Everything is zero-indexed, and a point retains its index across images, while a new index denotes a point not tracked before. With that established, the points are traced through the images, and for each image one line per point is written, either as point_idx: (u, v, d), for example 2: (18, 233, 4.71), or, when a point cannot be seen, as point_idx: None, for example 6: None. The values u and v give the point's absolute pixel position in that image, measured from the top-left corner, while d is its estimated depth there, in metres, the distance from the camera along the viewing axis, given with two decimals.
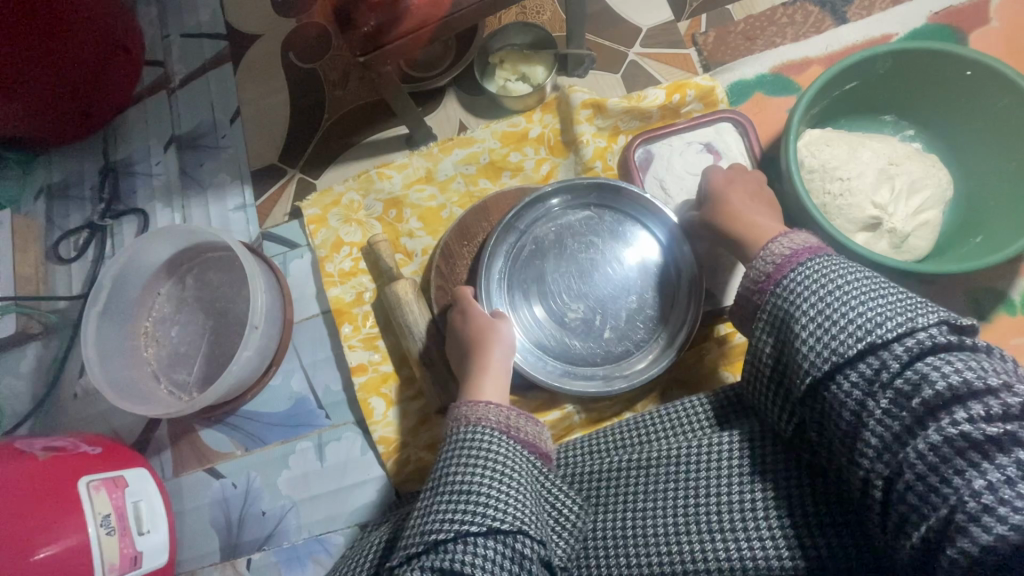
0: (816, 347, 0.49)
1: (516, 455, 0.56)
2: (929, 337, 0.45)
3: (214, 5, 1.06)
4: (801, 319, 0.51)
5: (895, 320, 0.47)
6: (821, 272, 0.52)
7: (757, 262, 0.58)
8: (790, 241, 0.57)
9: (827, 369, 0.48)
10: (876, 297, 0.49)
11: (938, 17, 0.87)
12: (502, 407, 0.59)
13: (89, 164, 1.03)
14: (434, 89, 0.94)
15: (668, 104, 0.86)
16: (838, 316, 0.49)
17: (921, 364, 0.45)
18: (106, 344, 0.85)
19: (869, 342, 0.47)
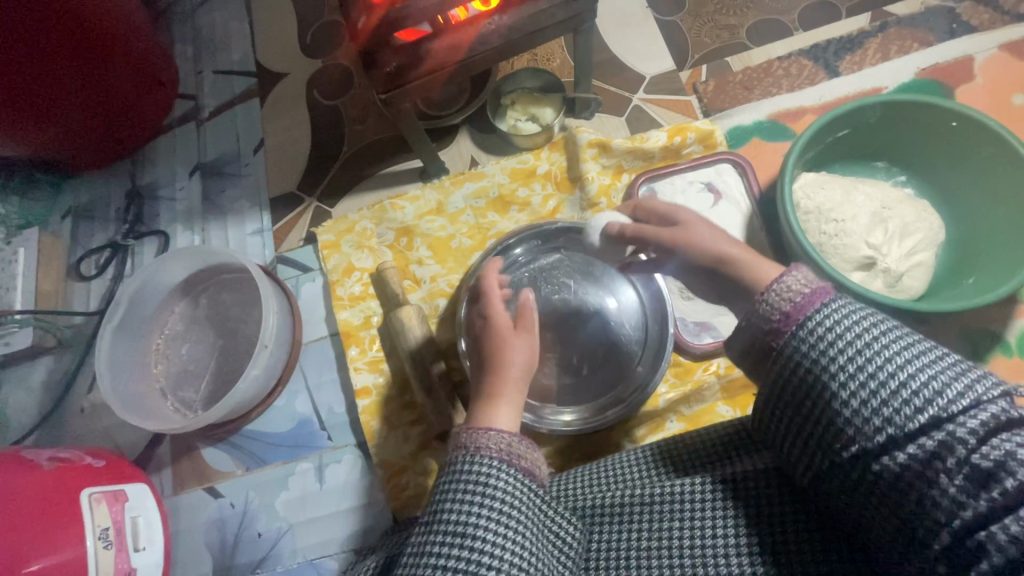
0: (866, 413, 0.42)
1: (522, 488, 0.51)
2: (999, 410, 0.40)
3: (247, 46, 1.14)
4: (840, 376, 0.44)
5: (959, 389, 0.40)
6: (855, 319, 0.45)
7: (766, 297, 0.49)
8: (804, 276, 0.49)
9: (881, 440, 0.41)
10: (931, 357, 0.42)
11: (926, 73, 0.92)
12: (506, 435, 0.54)
13: (117, 187, 1.08)
14: (449, 127, 1.00)
15: (670, 146, 0.90)
16: (890, 379, 0.42)
17: (995, 443, 0.39)
18: (117, 358, 0.87)
19: (934, 413, 0.40)
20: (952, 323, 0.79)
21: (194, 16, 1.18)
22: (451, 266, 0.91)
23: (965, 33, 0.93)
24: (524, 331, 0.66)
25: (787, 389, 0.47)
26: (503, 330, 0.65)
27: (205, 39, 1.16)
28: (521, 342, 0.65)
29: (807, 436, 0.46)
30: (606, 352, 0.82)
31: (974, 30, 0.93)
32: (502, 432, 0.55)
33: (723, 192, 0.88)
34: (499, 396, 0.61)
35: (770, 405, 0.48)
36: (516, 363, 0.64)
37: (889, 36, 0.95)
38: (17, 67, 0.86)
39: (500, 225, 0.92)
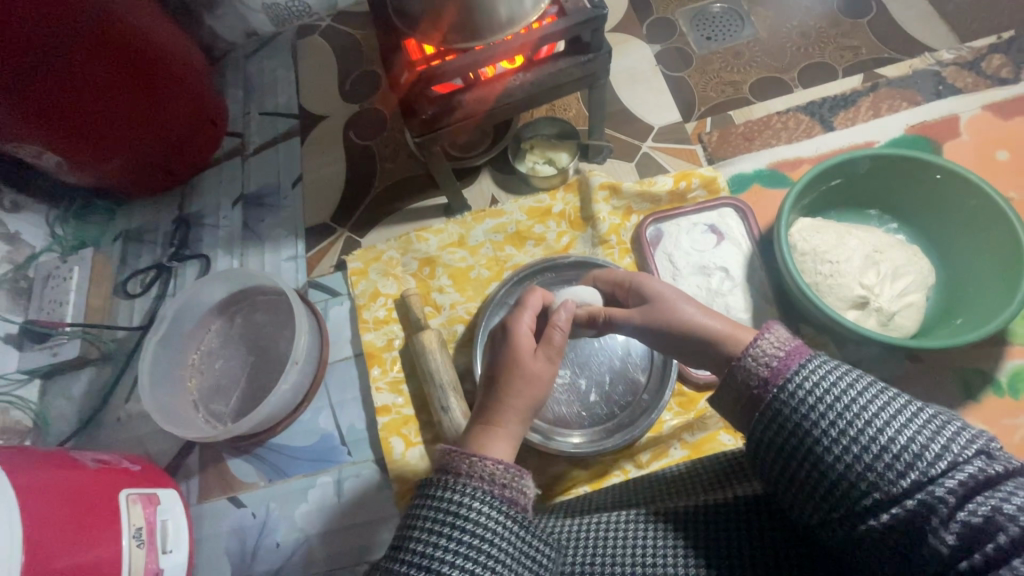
0: (851, 476, 0.44)
1: (500, 519, 0.50)
2: (977, 469, 0.41)
3: (291, 91, 1.26)
4: (822, 439, 0.46)
5: (936, 449, 0.42)
6: (829, 381, 0.47)
7: (746, 362, 0.53)
8: (777, 337, 0.52)
9: (870, 503, 0.43)
10: (906, 417, 0.44)
11: (915, 129, 0.99)
12: (493, 463, 0.52)
13: (166, 214, 1.18)
14: (472, 168, 1.09)
15: (676, 190, 0.97)
16: (869, 442, 0.44)
17: (977, 501, 0.40)
18: (157, 371, 0.93)
19: (915, 477, 0.42)
20: (944, 362, 0.83)
21: (246, 64, 1.31)
22: (470, 294, 0.98)
23: (951, 94, 1.01)
24: (545, 361, 0.63)
25: (773, 450, 0.49)
26: (521, 355, 0.63)
27: (254, 84, 1.28)
28: (523, 343, 0.63)
29: (796, 494, 0.48)
30: (612, 379, 0.87)
31: (958, 92, 1.01)
32: (489, 458, 0.53)
33: (726, 233, 0.94)
34: (495, 426, 0.59)
35: (759, 463, 0.51)
36: (526, 394, 0.61)
37: (880, 95, 1.04)
38: (85, 103, 0.94)
39: (517, 258, 0.99)
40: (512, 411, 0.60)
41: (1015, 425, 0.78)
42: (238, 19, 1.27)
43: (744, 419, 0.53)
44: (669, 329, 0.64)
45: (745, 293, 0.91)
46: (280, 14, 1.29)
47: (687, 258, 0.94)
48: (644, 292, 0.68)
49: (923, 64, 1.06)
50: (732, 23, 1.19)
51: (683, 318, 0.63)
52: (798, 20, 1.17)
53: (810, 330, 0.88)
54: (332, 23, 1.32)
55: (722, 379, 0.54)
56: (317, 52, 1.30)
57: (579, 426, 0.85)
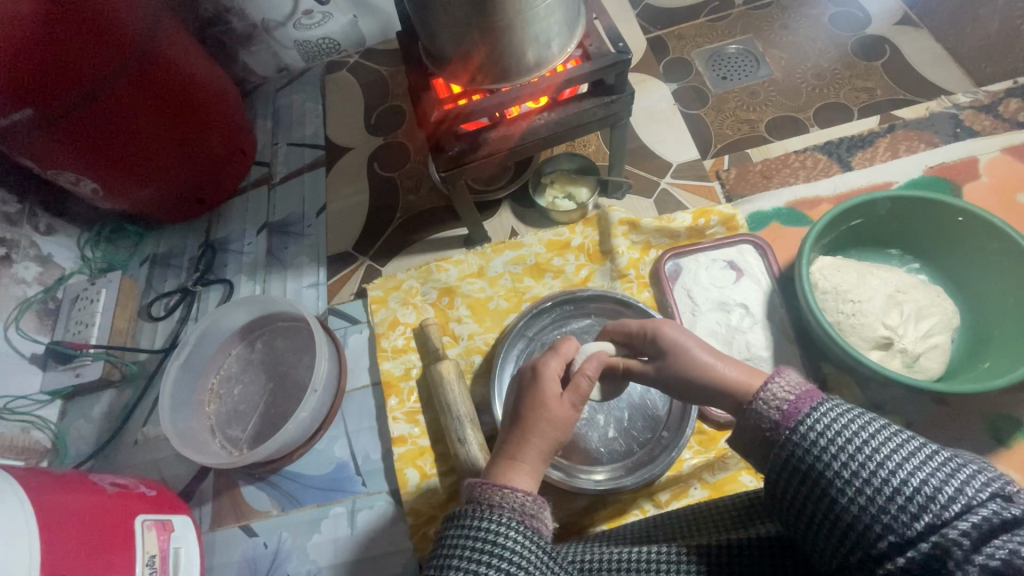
0: (865, 517, 0.44)
1: (535, 549, 0.50)
2: (992, 512, 0.40)
3: (319, 123, 1.30)
4: (835, 481, 0.46)
5: (948, 492, 0.42)
6: (840, 424, 0.48)
7: (758, 406, 0.54)
8: (788, 381, 0.54)
9: (884, 545, 0.43)
10: (919, 459, 0.44)
11: (934, 170, 1.00)
12: (523, 495, 0.53)
13: (193, 240, 1.21)
14: (493, 201, 1.11)
15: (695, 226, 0.98)
16: (882, 484, 0.44)
17: (995, 545, 0.39)
18: (177, 394, 0.94)
19: (928, 521, 0.41)
20: (971, 406, 0.82)
21: (275, 97, 1.36)
22: (488, 325, 0.99)
23: (969, 136, 1.02)
24: (571, 407, 0.63)
25: (789, 492, 0.50)
26: (546, 400, 0.63)
27: (283, 117, 1.33)
28: (551, 386, 0.64)
29: (816, 537, 0.48)
30: (630, 415, 0.86)
31: (976, 134, 1.02)
32: (517, 490, 0.54)
33: (745, 269, 0.94)
34: (517, 462, 0.60)
35: (778, 504, 0.51)
36: (549, 435, 0.61)
37: (897, 136, 1.05)
38: (125, 130, 0.98)
39: (535, 290, 1.00)
40: (536, 449, 0.61)
41: None
42: (270, 55, 1.33)
43: (761, 459, 0.54)
44: (691, 370, 0.64)
45: (765, 330, 0.90)
46: (310, 50, 1.35)
47: (706, 294, 0.94)
48: (660, 343, 0.68)
49: (940, 107, 1.07)
50: (747, 64, 1.22)
51: (704, 360, 0.63)
52: (814, 61, 1.20)
53: (832, 370, 0.87)
54: (360, 60, 1.38)
55: (737, 422, 0.56)
56: (344, 86, 1.35)
57: (596, 463, 0.84)
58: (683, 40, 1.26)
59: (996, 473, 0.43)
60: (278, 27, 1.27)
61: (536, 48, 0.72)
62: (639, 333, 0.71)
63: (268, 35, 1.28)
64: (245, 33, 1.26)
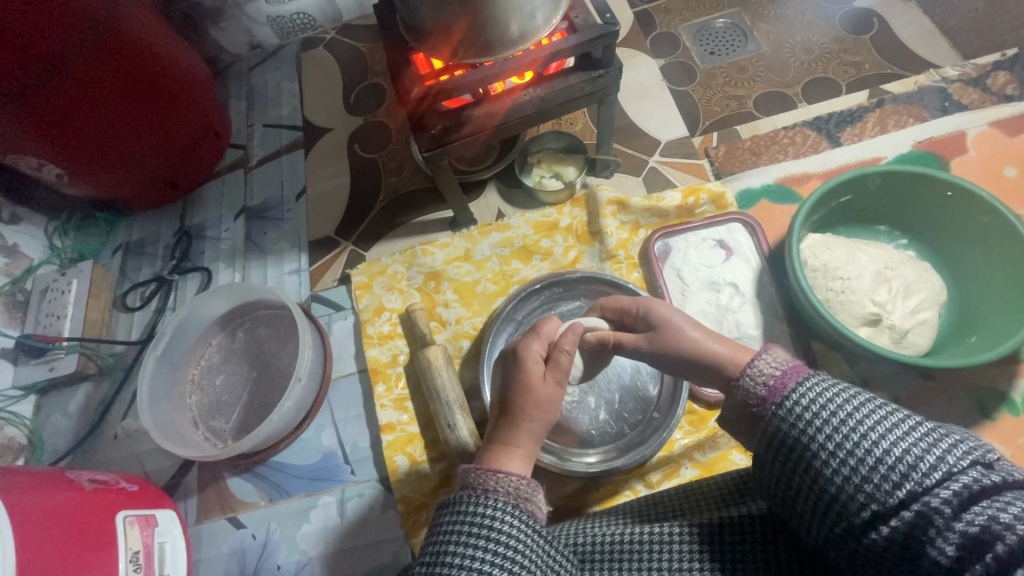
0: (849, 488, 0.44)
1: (530, 533, 0.49)
2: (972, 479, 0.40)
3: (295, 103, 1.25)
4: (819, 454, 0.46)
5: (929, 462, 0.42)
6: (825, 398, 0.48)
7: (744, 382, 0.54)
8: (775, 358, 0.54)
9: (867, 516, 0.43)
10: (903, 429, 0.44)
11: (922, 145, 0.99)
12: (517, 478, 0.52)
13: (167, 226, 1.16)
14: (478, 181, 1.08)
15: (684, 205, 0.97)
16: (865, 455, 0.44)
17: (974, 512, 0.39)
18: (157, 387, 0.92)
19: (909, 489, 0.42)
20: (957, 380, 0.83)
21: (249, 76, 1.30)
22: (476, 309, 0.97)
23: (957, 110, 1.02)
24: (556, 386, 0.62)
25: (774, 465, 0.50)
26: (534, 376, 0.62)
27: (258, 97, 1.28)
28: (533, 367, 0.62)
29: (801, 510, 0.48)
30: (621, 397, 0.85)
31: (965, 108, 1.02)
32: (512, 474, 0.53)
33: (734, 248, 0.93)
34: (511, 447, 0.59)
35: (765, 479, 0.51)
36: (540, 419, 0.60)
37: (886, 111, 1.04)
38: (88, 110, 0.93)
39: (523, 273, 0.98)
40: (527, 433, 0.60)
41: None
42: (242, 32, 1.27)
43: (749, 436, 0.54)
44: (680, 351, 0.63)
45: (755, 309, 0.89)
46: (284, 26, 1.29)
47: (695, 273, 0.93)
48: (651, 318, 0.67)
49: (928, 80, 1.06)
50: (735, 38, 1.20)
51: (694, 340, 0.63)
52: (802, 35, 1.18)
53: (821, 346, 0.88)
54: (336, 36, 1.32)
55: (725, 398, 0.56)
56: (321, 64, 1.29)
57: (585, 446, 0.83)
58: (670, 14, 1.23)
59: (977, 442, 0.43)
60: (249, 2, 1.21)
61: (520, 21, 0.69)
62: (633, 310, 0.70)
63: (239, 10, 1.22)
64: (214, 8, 1.20)
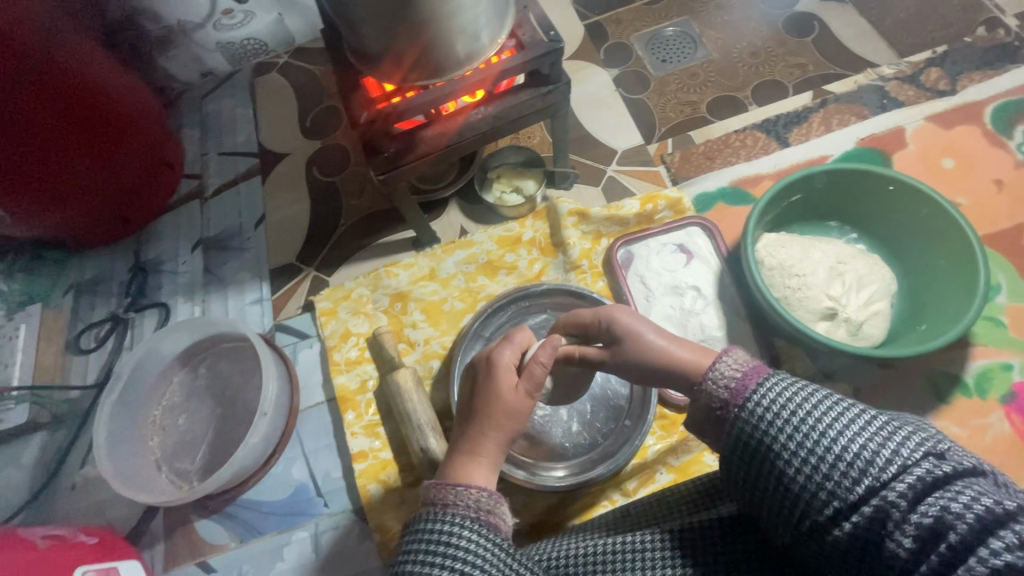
0: (811, 486, 0.45)
1: (490, 545, 0.48)
2: (925, 470, 0.41)
3: (250, 130, 1.23)
4: (782, 453, 0.47)
5: (884, 455, 0.43)
6: (784, 397, 0.49)
7: (708, 386, 0.55)
8: (735, 360, 0.55)
9: (830, 513, 0.44)
10: (859, 424, 0.45)
11: (865, 142, 1.04)
12: (477, 491, 0.52)
13: (120, 262, 1.12)
14: (440, 199, 1.08)
15: (643, 213, 0.98)
16: (825, 452, 0.45)
17: (928, 503, 0.40)
18: (115, 432, 0.88)
19: (868, 485, 0.42)
20: (914, 367, 0.86)
21: (201, 105, 1.28)
22: (444, 328, 0.96)
23: (895, 107, 1.06)
24: (523, 403, 0.61)
25: (740, 467, 0.50)
26: (502, 391, 0.61)
27: (211, 125, 1.25)
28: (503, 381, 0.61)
29: (769, 510, 0.49)
30: (593, 407, 0.85)
31: (902, 104, 1.06)
32: (473, 487, 0.53)
33: (695, 252, 0.95)
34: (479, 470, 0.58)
35: (733, 480, 0.52)
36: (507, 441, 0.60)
37: (830, 110, 1.08)
38: (30, 150, 0.90)
39: (490, 288, 0.98)
40: (493, 456, 0.59)
41: (986, 425, 0.81)
42: (191, 60, 1.24)
43: (716, 438, 0.55)
44: (643, 358, 0.64)
45: (718, 311, 0.91)
46: (235, 52, 1.27)
47: (658, 279, 0.94)
48: (615, 330, 0.67)
49: (867, 79, 1.11)
50: (685, 45, 1.23)
51: (657, 346, 0.63)
52: (747, 40, 1.21)
53: (783, 343, 0.90)
54: (290, 60, 1.31)
55: (691, 402, 0.57)
56: (275, 89, 1.28)
57: (560, 459, 0.83)
58: (621, 25, 1.25)
59: (929, 433, 0.44)
60: (197, 29, 1.19)
61: (465, 41, 0.70)
62: (594, 323, 0.70)
63: (186, 37, 1.19)
64: (160, 37, 1.17)
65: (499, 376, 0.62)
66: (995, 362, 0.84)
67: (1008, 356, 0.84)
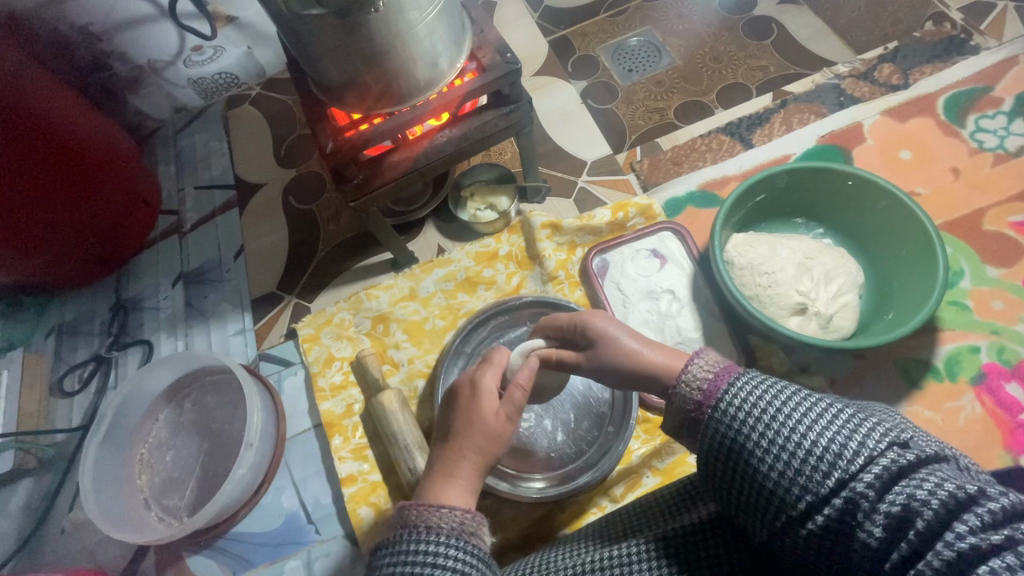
0: (784, 482, 0.46)
1: (475, 564, 0.49)
2: (891, 460, 0.42)
3: (226, 162, 1.25)
4: (755, 451, 0.48)
5: (851, 448, 0.44)
6: (754, 395, 0.51)
7: (681, 388, 0.56)
8: (707, 361, 0.56)
9: (803, 507, 0.45)
10: (827, 418, 0.46)
11: (825, 139, 1.07)
12: (461, 512, 0.52)
13: (101, 302, 1.12)
14: (416, 220, 1.10)
15: (615, 221, 1.00)
16: (795, 448, 0.46)
17: (895, 492, 0.41)
18: (101, 473, 0.88)
19: (838, 477, 0.43)
20: (885, 355, 0.88)
21: (176, 140, 1.29)
22: (427, 346, 0.97)
23: (852, 103, 1.10)
24: (500, 425, 0.62)
25: (716, 467, 0.52)
26: (477, 421, 0.62)
27: (186, 160, 1.26)
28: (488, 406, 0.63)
29: (746, 508, 0.50)
30: (576, 416, 0.87)
31: (859, 100, 1.10)
32: (455, 509, 0.53)
33: (668, 256, 0.97)
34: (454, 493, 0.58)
35: (712, 481, 0.53)
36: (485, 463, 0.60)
37: (790, 110, 1.11)
38: (7, 193, 0.91)
39: (470, 305, 0.99)
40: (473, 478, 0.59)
41: (958, 407, 0.83)
42: (164, 97, 1.26)
43: (691, 440, 0.56)
44: (616, 366, 0.65)
45: (693, 312, 0.93)
46: (207, 87, 1.28)
47: (634, 284, 0.96)
48: (589, 333, 0.69)
49: (824, 79, 1.14)
50: (650, 54, 1.26)
51: (630, 354, 0.65)
52: (709, 45, 1.24)
53: (758, 339, 0.91)
54: (262, 91, 1.33)
55: (665, 406, 0.58)
56: (249, 120, 1.29)
57: (547, 469, 0.84)
58: (586, 38, 1.28)
59: (894, 423, 0.46)
60: (167, 67, 1.20)
61: (424, 68, 0.73)
62: (571, 328, 0.72)
63: (157, 75, 1.21)
64: (131, 76, 1.18)
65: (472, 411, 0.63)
66: (963, 345, 0.86)
67: (975, 338, 0.86)
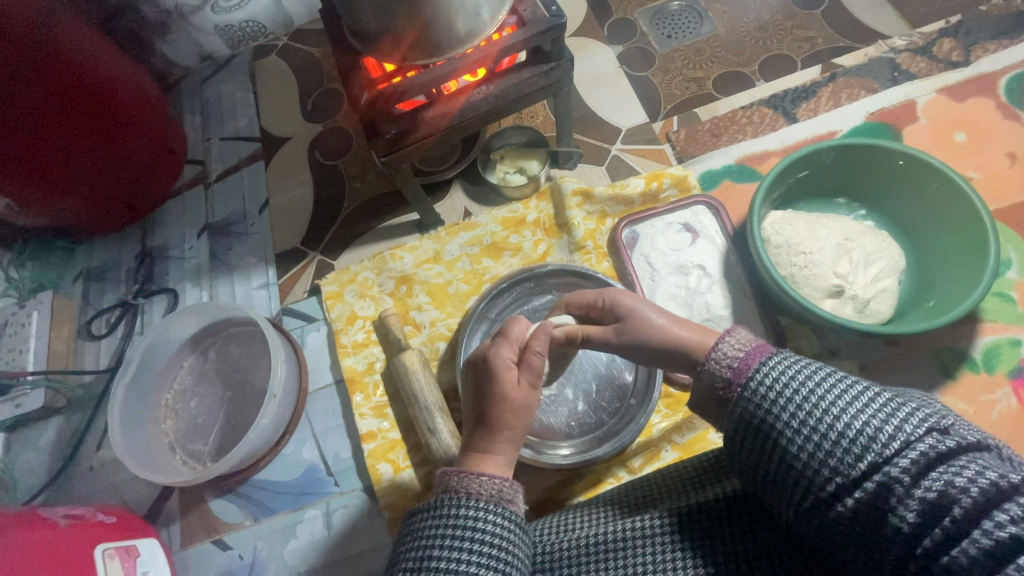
0: (813, 463, 0.44)
1: (512, 530, 0.50)
2: (929, 446, 0.41)
3: (251, 114, 1.23)
4: (784, 431, 0.46)
5: (888, 432, 0.42)
6: (786, 375, 0.48)
7: (710, 365, 0.54)
8: (738, 339, 0.54)
9: (832, 490, 0.43)
10: (862, 401, 0.44)
11: (875, 117, 1.02)
12: (499, 480, 0.52)
13: (127, 248, 1.12)
14: (443, 181, 1.08)
15: (648, 191, 0.97)
16: (828, 430, 0.44)
17: (931, 478, 0.40)
18: (129, 414, 0.90)
19: (870, 461, 0.42)
20: (920, 343, 0.85)
21: (202, 89, 1.27)
22: (449, 310, 0.97)
23: (906, 80, 1.04)
24: (529, 389, 0.61)
25: (740, 446, 0.50)
26: (503, 386, 0.61)
27: (212, 110, 1.24)
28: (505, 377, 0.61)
29: (769, 487, 0.48)
30: (599, 386, 0.86)
31: (913, 77, 1.04)
32: (494, 476, 0.53)
33: (701, 231, 0.94)
34: (488, 453, 0.59)
35: (734, 459, 0.51)
36: (515, 426, 0.60)
37: (839, 84, 1.06)
38: (45, 134, 0.91)
39: (494, 270, 0.98)
40: (504, 439, 0.60)
41: (992, 401, 0.81)
42: (190, 43, 1.23)
43: (718, 418, 0.53)
44: (645, 338, 0.64)
45: (723, 289, 0.91)
46: (234, 35, 1.25)
47: (664, 258, 0.94)
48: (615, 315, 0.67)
49: (877, 52, 1.08)
50: (691, 20, 1.20)
51: (660, 329, 0.63)
52: (755, 13, 1.18)
53: (788, 321, 0.89)
54: (289, 42, 1.29)
55: (694, 382, 0.57)
56: (275, 72, 1.26)
57: (567, 438, 0.84)
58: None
59: (933, 408, 0.44)
60: (194, 12, 1.17)
61: (465, 18, 0.69)
62: (598, 304, 0.70)
63: (184, 20, 1.18)
64: (158, 21, 1.15)
65: (501, 378, 0.62)
66: (1003, 338, 0.83)
67: (1017, 331, 0.84)
